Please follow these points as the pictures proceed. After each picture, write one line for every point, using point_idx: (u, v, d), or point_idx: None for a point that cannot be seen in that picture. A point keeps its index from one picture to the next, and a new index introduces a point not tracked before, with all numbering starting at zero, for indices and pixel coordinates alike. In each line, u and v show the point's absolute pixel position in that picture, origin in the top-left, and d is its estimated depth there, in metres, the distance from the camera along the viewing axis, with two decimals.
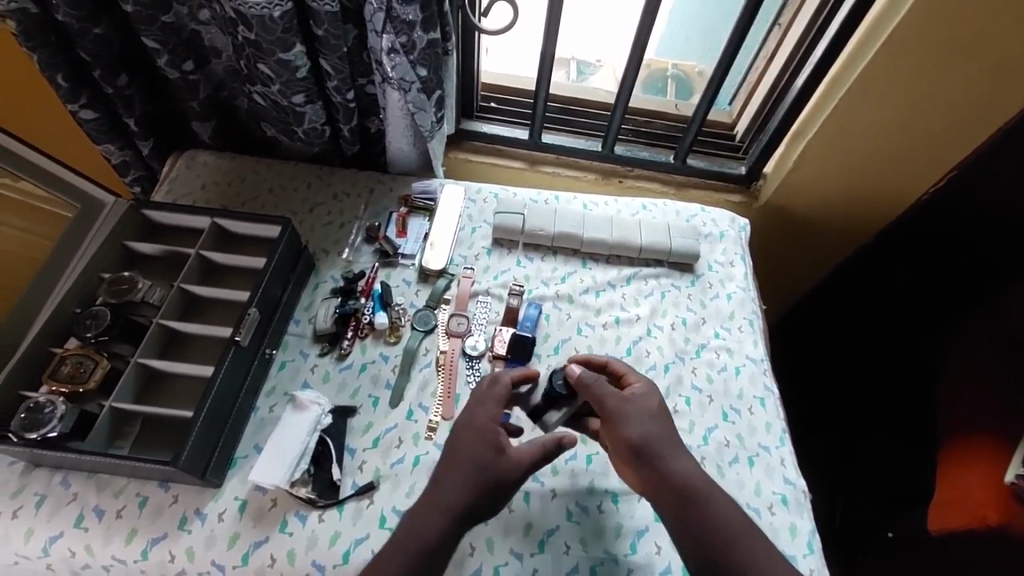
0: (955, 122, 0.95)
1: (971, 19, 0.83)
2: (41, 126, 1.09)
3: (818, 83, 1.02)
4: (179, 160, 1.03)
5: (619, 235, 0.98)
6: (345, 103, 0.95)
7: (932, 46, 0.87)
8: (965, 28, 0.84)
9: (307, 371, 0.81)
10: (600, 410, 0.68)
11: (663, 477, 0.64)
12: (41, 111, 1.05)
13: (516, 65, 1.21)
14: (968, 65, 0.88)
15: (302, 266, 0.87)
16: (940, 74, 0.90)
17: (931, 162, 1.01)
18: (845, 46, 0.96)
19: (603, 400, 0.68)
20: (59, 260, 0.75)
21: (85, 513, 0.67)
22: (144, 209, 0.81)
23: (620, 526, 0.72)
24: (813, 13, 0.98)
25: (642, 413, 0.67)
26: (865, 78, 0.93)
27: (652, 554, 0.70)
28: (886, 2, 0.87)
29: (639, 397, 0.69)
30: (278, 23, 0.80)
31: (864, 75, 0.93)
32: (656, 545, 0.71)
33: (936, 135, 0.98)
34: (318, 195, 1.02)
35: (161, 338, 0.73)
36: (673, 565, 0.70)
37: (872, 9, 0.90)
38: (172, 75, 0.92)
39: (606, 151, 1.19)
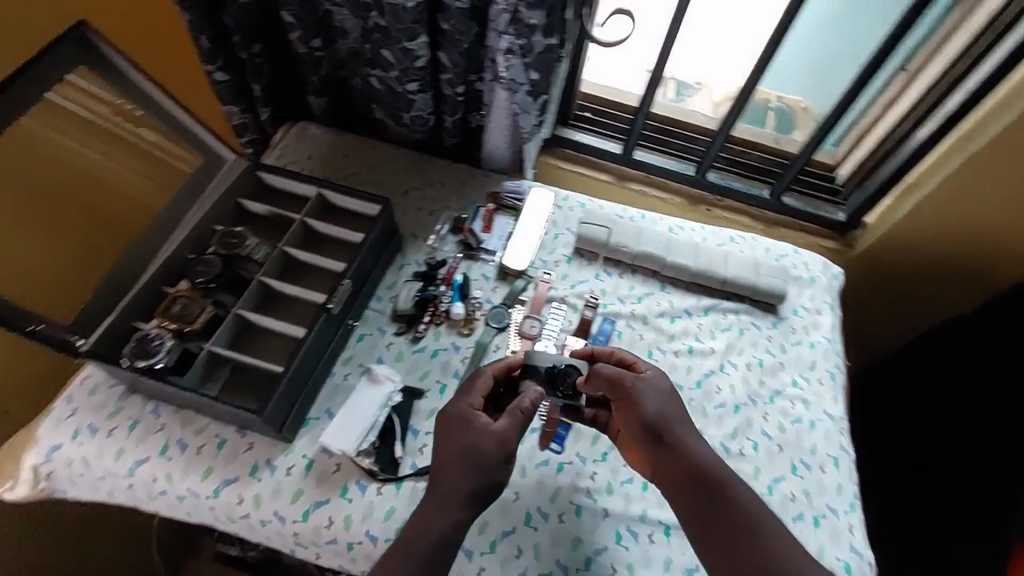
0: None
1: None
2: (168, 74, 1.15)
3: (946, 134, 0.96)
4: (291, 130, 1.09)
5: (703, 264, 0.96)
6: (454, 96, 0.97)
7: None
8: None
9: (382, 347, 0.84)
10: (616, 392, 0.69)
11: (682, 459, 0.66)
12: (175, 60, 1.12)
13: (621, 78, 1.20)
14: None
15: (391, 247, 0.90)
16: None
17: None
18: (984, 101, 0.91)
19: (618, 381, 0.69)
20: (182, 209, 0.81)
21: (169, 444, 0.72)
22: (257, 170, 0.85)
23: (670, 561, 0.71)
24: (951, 64, 0.93)
25: (658, 393, 0.69)
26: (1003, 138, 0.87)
27: None
28: None
29: (656, 378, 0.71)
30: (409, 14, 0.83)
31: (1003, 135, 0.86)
32: None
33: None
34: (412, 180, 1.06)
35: (260, 294, 0.77)
36: None
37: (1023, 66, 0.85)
38: (301, 49, 0.98)
39: (698, 176, 1.17)
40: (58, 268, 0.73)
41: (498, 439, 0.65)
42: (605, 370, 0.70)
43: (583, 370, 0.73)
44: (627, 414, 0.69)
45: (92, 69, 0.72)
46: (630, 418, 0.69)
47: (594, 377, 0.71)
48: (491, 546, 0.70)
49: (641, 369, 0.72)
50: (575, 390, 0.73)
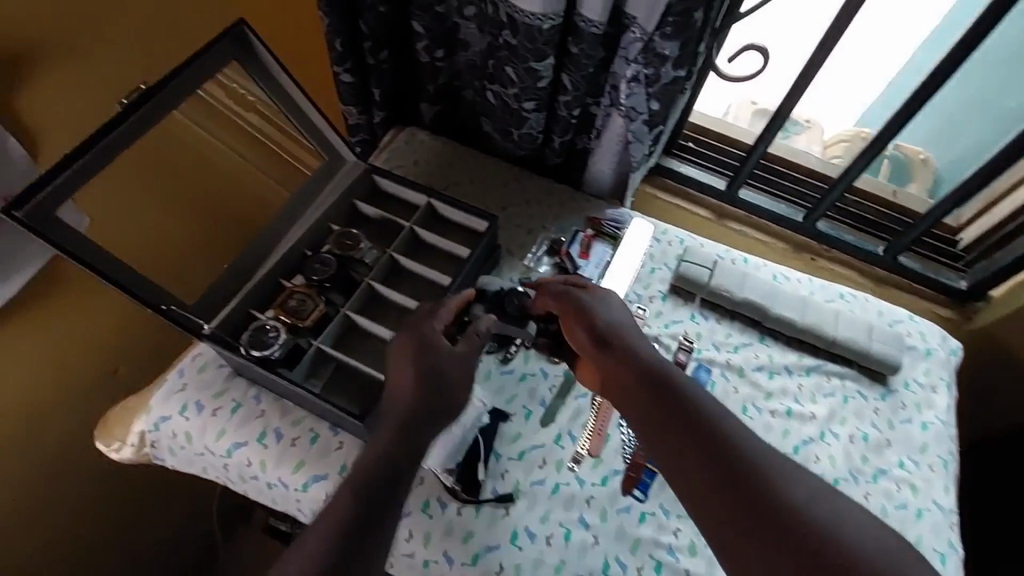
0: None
1: None
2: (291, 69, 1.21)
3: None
4: (400, 134, 1.11)
5: (810, 321, 0.90)
6: (568, 118, 0.96)
7: None
8: None
9: (471, 364, 0.84)
10: (566, 304, 0.72)
11: (632, 364, 0.65)
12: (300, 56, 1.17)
13: (735, 113, 1.16)
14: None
15: (490, 262, 0.91)
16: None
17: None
18: None
19: (568, 296, 0.73)
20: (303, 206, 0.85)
21: (267, 431, 0.74)
22: (374, 173, 0.88)
23: None
24: None
25: (616, 309, 0.71)
26: None
27: None
28: None
29: (612, 298, 0.73)
30: (543, 35, 0.82)
31: None
32: None
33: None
34: (513, 196, 1.06)
35: (366, 298, 0.79)
36: None
37: None
38: (424, 58, 1.00)
39: (807, 224, 1.10)
40: (180, 252, 0.77)
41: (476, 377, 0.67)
42: (553, 283, 0.74)
43: (529, 293, 0.79)
44: (580, 328, 0.70)
45: (245, 68, 0.74)
46: (580, 330, 0.70)
47: (538, 291, 0.76)
48: None
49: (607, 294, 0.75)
50: (521, 310, 0.78)
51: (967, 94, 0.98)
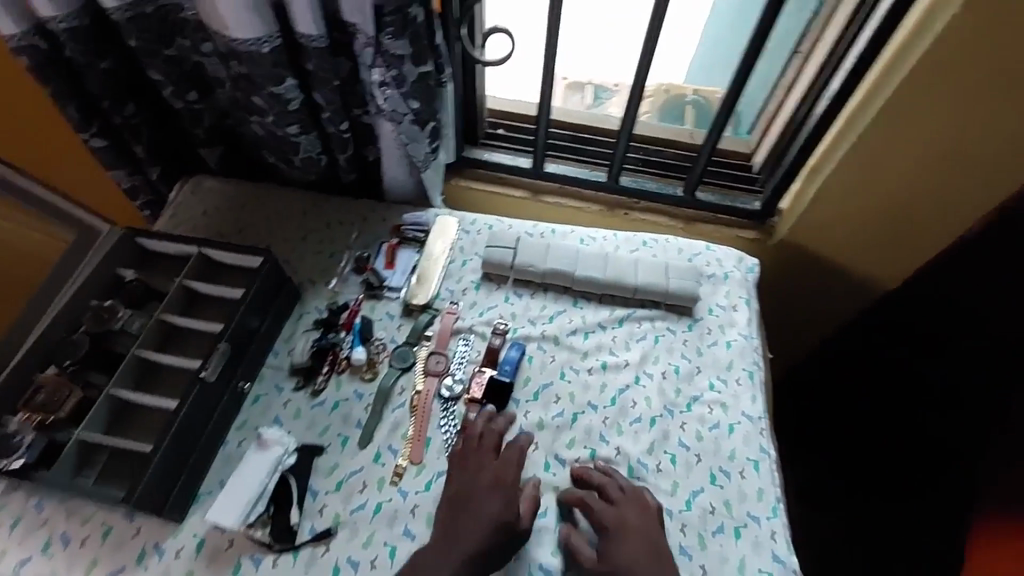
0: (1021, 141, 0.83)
1: (985, 76, 0.79)
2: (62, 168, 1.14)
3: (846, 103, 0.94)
4: (185, 185, 1.06)
5: (613, 274, 0.94)
6: (339, 134, 0.94)
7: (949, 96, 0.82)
8: (980, 77, 0.79)
9: (279, 405, 0.81)
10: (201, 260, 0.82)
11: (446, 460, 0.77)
12: (61, 153, 1.11)
13: (524, 90, 1.20)
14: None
15: (283, 298, 0.87)
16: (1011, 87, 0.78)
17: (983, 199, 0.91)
18: (851, 98, 0.94)
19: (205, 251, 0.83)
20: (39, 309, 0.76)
21: (52, 537, 0.69)
22: (138, 237, 0.82)
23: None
24: (824, 61, 0.96)
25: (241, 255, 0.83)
26: (875, 126, 0.88)
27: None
28: (900, 44, 0.84)
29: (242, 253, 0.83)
30: (267, 58, 0.81)
31: (874, 123, 0.88)
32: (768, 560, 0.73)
33: (989, 167, 0.87)
34: (312, 222, 1.02)
35: (138, 368, 0.74)
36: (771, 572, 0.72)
37: (886, 51, 0.87)
38: (177, 105, 0.95)
39: (610, 181, 1.16)
40: None
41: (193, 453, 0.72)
42: (208, 253, 0.83)
43: (224, 289, 0.80)
44: (477, 474, 0.73)
45: None
46: (484, 473, 0.73)
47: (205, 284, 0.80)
48: None
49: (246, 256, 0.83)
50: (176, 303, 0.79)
51: (704, 40, 1.09)
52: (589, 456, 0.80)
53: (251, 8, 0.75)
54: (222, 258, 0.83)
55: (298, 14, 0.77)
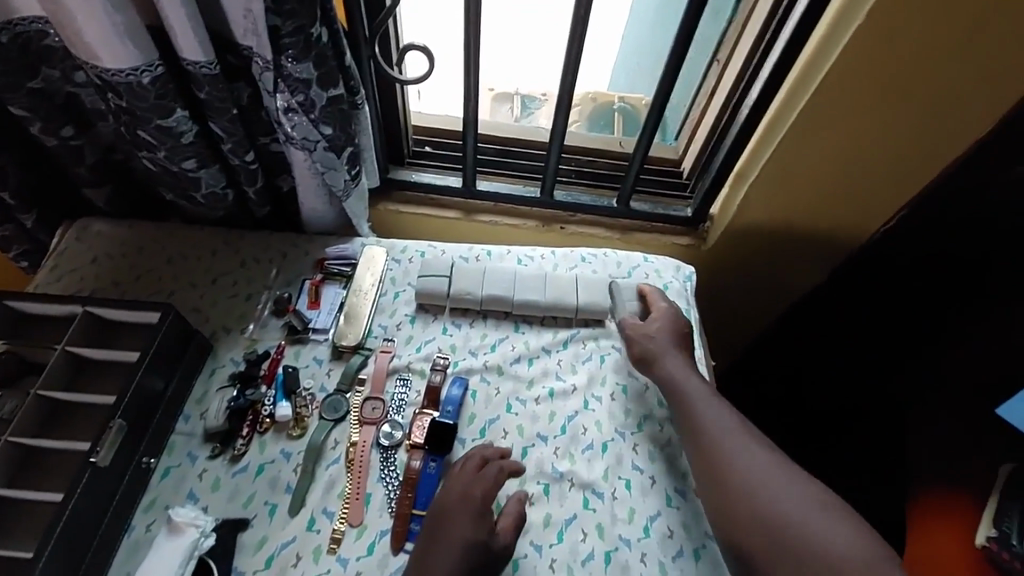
0: (928, 132, 0.87)
1: (889, 78, 0.82)
2: None
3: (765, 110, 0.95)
4: (69, 231, 0.93)
5: (553, 295, 0.91)
6: (245, 165, 0.86)
7: (857, 99, 0.85)
8: (884, 79, 0.82)
9: (193, 478, 0.71)
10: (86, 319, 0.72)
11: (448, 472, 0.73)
12: None
13: (448, 106, 1.16)
14: (949, 77, 0.80)
15: (190, 354, 0.77)
16: (919, 85, 0.82)
17: (894, 191, 0.96)
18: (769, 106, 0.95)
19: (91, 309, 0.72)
20: None
21: None
22: (8, 300, 0.71)
23: None
24: (736, 76, 0.98)
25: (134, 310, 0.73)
26: (795, 130, 0.91)
27: None
28: (810, 53, 0.85)
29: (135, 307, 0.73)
30: (150, 89, 0.72)
31: (793, 128, 0.90)
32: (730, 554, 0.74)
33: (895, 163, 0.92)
34: (223, 263, 0.93)
35: (11, 459, 0.63)
36: None
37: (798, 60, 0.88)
38: (50, 142, 0.83)
39: (544, 196, 1.14)
40: None
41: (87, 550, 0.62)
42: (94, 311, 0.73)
43: (116, 351, 0.71)
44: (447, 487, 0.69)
45: None
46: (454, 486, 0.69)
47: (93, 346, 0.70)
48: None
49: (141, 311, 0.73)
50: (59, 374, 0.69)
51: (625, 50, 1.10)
52: (543, 492, 0.76)
53: (122, 35, 0.66)
54: (112, 315, 0.73)
55: (181, 40, 0.69)
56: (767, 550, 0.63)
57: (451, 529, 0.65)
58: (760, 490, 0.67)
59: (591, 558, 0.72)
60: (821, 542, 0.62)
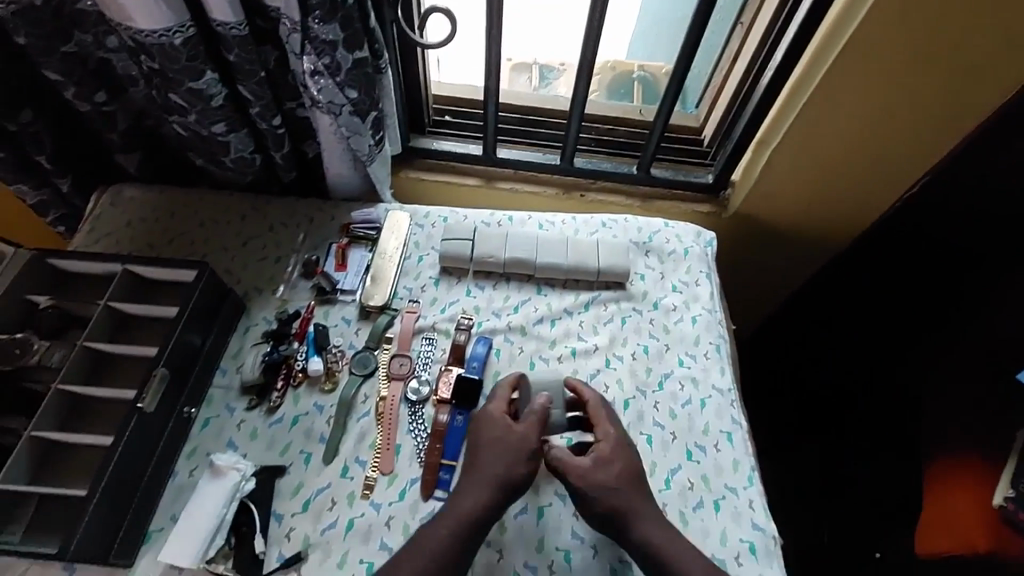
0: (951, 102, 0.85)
1: (918, 41, 0.80)
2: None
3: (787, 79, 0.95)
4: (103, 196, 0.96)
5: (575, 258, 0.92)
6: (272, 129, 0.87)
7: (885, 63, 0.83)
8: (910, 43, 0.81)
9: (232, 428, 0.75)
10: (124, 276, 0.75)
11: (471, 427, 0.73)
12: None
13: (468, 74, 1.16)
14: (977, 39, 0.78)
15: (225, 312, 0.80)
16: (950, 44, 0.80)
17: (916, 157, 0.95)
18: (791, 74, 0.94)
19: (127, 267, 0.75)
20: None
21: None
22: (48, 258, 0.73)
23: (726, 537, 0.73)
24: (760, 40, 0.96)
25: (167, 267, 0.75)
26: (817, 97, 0.90)
27: (731, 527, 0.74)
28: (833, 18, 0.84)
29: (168, 264, 0.75)
30: (181, 51, 0.73)
31: (815, 95, 0.90)
32: (750, 502, 0.76)
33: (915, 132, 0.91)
34: (252, 227, 0.95)
35: (61, 406, 0.66)
36: (760, 522, 0.74)
37: (820, 27, 0.87)
38: (83, 108, 0.85)
39: (565, 164, 1.14)
40: None
41: (135, 493, 0.65)
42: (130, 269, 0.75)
43: (153, 307, 0.73)
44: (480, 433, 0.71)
45: None
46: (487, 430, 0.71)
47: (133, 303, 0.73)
48: None
49: (175, 269, 0.75)
50: (102, 329, 0.71)
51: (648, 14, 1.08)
52: None
53: None
54: (148, 273, 0.75)
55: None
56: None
57: (503, 453, 0.69)
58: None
59: None
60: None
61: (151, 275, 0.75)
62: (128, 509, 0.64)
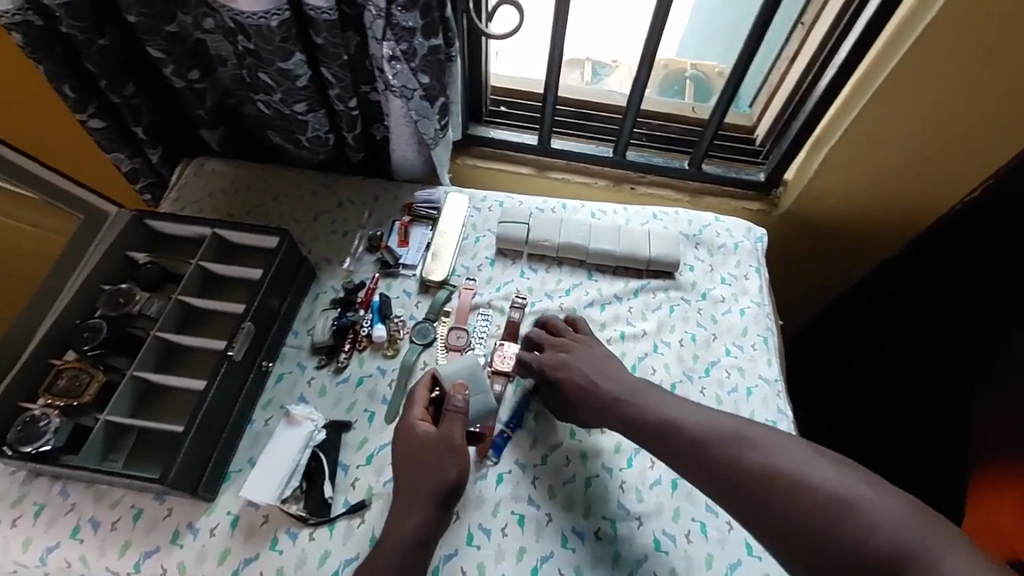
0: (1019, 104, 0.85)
1: (986, 44, 0.81)
2: (56, 142, 1.13)
3: (844, 84, 0.96)
4: (187, 167, 1.04)
5: (627, 246, 0.94)
6: (348, 111, 0.93)
7: (948, 68, 0.84)
8: (978, 48, 0.81)
9: (303, 384, 0.81)
10: (212, 240, 0.81)
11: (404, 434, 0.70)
12: (55, 127, 1.09)
13: (527, 67, 1.19)
14: None
15: (300, 278, 0.86)
16: (1023, 45, 0.79)
17: (977, 161, 0.94)
18: (849, 80, 0.95)
19: (216, 231, 0.81)
20: (51, 290, 0.74)
21: (81, 523, 0.69)
22: (147, 219, 0.80)
23: None
24: (822, 41, 0.97)
25: (250, 233, 0.81)
26: (877, 102, 0.91)
27: None
28: (896, 26, 0.85)
29: (252, 231, 0.81)
30: (276, 32, 0.78)
31: (876, 99, 0.91)
32: None
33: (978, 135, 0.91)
34: (322, 202, 1.01)
35: (157, 351, 0.74)
36: None
37: (881, 35, 0.88)
38: (178, 84, 0.92)
39: (618, 156, 1.16)
40: None
41: (218, 435, 0.71)
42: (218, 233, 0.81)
43: (236, 269, 0.79)
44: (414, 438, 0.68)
45: None
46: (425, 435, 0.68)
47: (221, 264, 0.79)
48: (676, 512, 0.74)
49: (258, 235, 0.82)
50: (194, 286, 0.78)
51: None
52: None
53: None
54: (233, 237, 0.82)
55: None
56: (823, 558, 0.56)
57: (423, 470, 0.66)
58: (790, 493, 0.58)
59: (659, 483, 0.76)
60: (888, 533, 0.55)
61: (236, 239, 0.82)
62: (213, 448, 0.71)
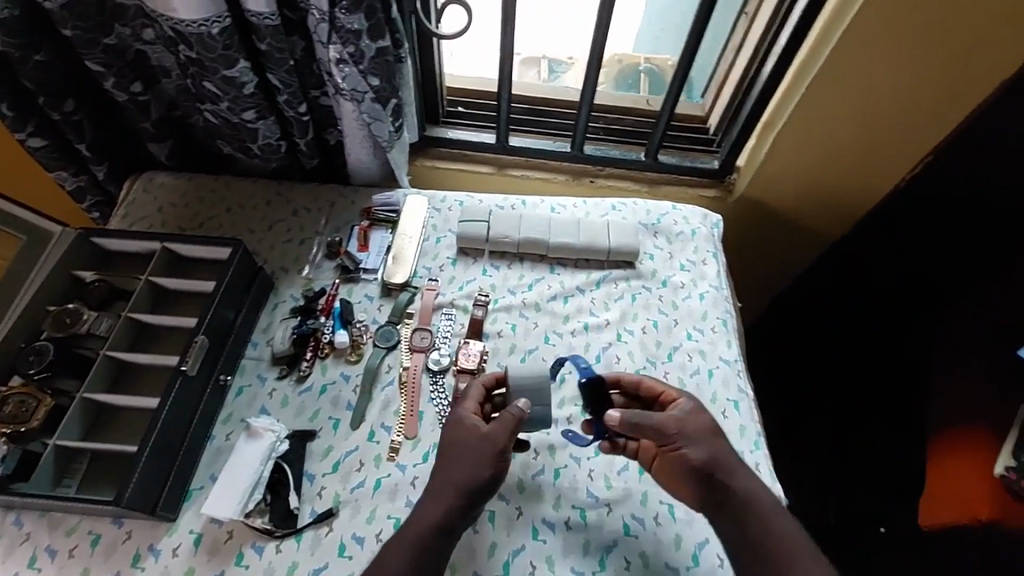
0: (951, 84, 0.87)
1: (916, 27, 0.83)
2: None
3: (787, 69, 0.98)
4: (135, 183, 1.01)
5: (586, 238, 0.95)
6: (298, 117, 0.92)
7: (881, 53, 0.86)
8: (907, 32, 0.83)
9: (264, 395, 0.79)
10: (162, 254, 0.79)
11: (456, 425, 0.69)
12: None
13: (481, 67, 1.19)
14: (971, 23, 0.80)
15: (257, 289, 0.85)
16: (949, 29, 0.82)
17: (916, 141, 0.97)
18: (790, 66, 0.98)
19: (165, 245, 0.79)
20: None
21: (37, 552, 0.67)
22: (94, 237, 0.78)
23: None
24: (764, 29, 0.99)
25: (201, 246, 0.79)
26: (817, 87, 0.93)
27: None
28: (830, 12, 0.88)
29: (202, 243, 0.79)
30: (217, 40, 0.77)
31: (816, 84, 0.93)
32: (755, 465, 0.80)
33: (915, 113, 0.93)
34: (277, 211, 0.99)
35: (108, 370, 0.72)
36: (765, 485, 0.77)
37: (817, 21, 0.91)
38: (121, 97, 0.89)
39: (575, 151, 1.18)
40: None
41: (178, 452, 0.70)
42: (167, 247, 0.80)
43: (186, 283, 0.78)
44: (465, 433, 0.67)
45: None
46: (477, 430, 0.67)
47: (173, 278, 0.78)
48: (643, 496, 0.75)
49: (210, 247, 0.80)
50: (144, 302, 0.76)
51: None
52: (581, 412, 0.82)
53: None
54: (183, 251, 0.80)
55: None
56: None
57: (463, 461, 0.65)
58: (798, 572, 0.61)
59: (626, 469, 0.77)
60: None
61: (186, 252, 0.80)
62: (173, 467, 0.69)
